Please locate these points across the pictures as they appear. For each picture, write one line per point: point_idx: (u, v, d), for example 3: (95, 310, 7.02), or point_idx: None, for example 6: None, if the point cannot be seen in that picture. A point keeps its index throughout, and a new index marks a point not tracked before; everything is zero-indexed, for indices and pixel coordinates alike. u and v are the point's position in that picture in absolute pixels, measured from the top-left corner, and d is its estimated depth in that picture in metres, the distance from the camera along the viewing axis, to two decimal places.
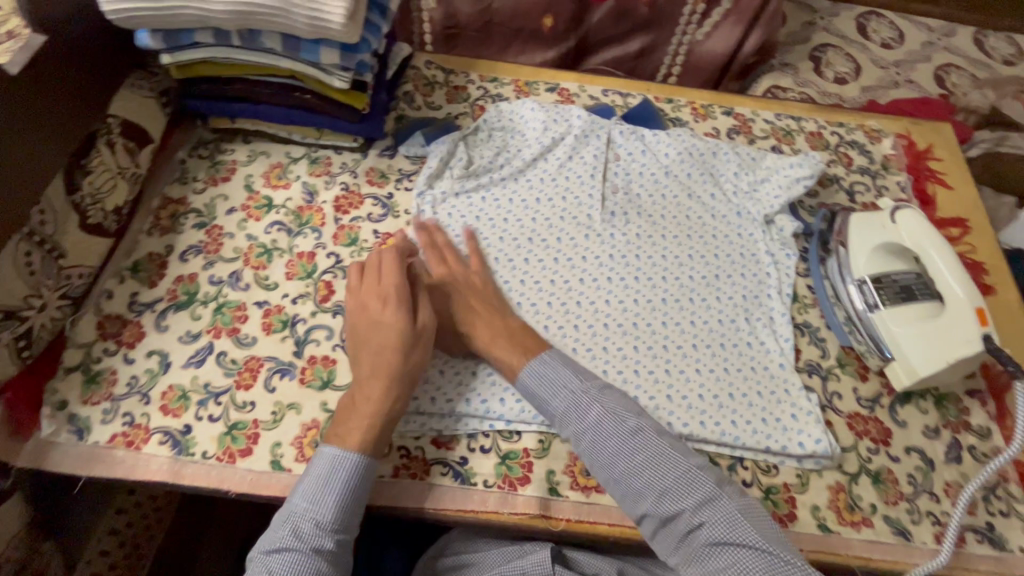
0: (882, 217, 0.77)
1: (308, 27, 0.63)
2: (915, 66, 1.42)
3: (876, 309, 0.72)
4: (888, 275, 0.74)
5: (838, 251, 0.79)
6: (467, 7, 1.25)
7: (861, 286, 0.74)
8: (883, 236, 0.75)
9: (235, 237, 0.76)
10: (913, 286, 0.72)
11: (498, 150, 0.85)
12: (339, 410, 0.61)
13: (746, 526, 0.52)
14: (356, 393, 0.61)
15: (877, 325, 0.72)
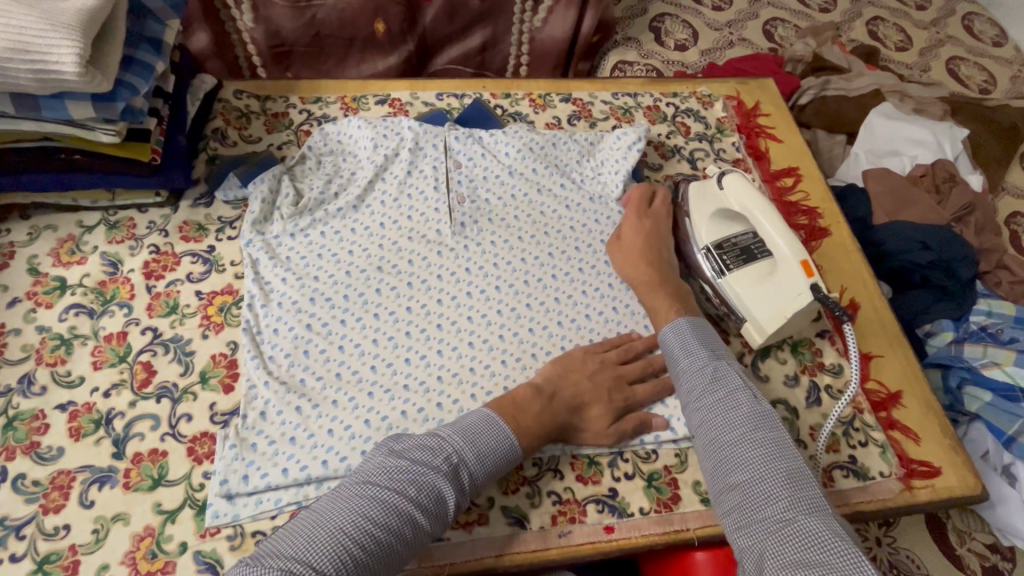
0: (712, 185, 0.79)
1: (37, 82, 0.54)
2: (745, 24, 1.49)
3: (723, 274, 0.74)
4: (728, 239, 0.76)
5: (684, 222, 0.80)
6: (289, 22, 1.16)
7: (707, 252, 0.76)
8: (715, 204, 0.77)
9: (21, 333, 0.65)
10: (752, 247, 0.75)
11: (329, 177, 0.79)
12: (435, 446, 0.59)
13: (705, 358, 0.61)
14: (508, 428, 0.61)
15: (726, 291, 0.74)
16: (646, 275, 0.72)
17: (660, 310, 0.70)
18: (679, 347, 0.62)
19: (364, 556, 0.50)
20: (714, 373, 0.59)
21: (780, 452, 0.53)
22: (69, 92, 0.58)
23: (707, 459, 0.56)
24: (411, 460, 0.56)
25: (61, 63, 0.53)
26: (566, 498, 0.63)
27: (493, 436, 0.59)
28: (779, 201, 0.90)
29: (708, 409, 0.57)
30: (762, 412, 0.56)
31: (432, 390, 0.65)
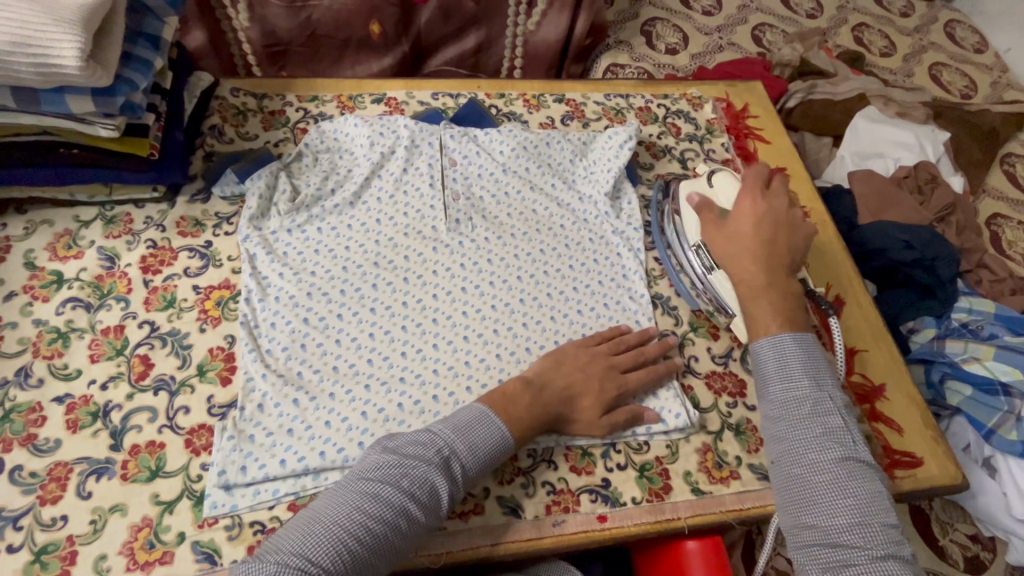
0: (704, 183, 0.80)
1: (38, 75, 0.55)
2: (734, 29, 1.52)
3: (714, 270, 0.75)
4: None
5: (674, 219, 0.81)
6: (284, 22, 1.16)
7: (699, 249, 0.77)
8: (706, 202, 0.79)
9: (18, 327, 0.65)
10: None
11: (326, 174, 0.79)
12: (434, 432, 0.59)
13: (795, 364, 0.57)
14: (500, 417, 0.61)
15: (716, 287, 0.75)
16: (756, 275, 0.63)
17: (760, 318, 0.61)
18: (778, 369, 0.57)
19: (361, 552, 0.50)
20: (811, 408, 0.54)
21: (873, 499, 0.50)
22: (69, 86, 0.58)
23: (781, 489, 0.54)
24: (403, 455, 0.56)
25: (63, 57, 0.54)
26: (560, 488, 0.64)
27: (488, 429, 0.59)
28: None
29: (795, 441, 0.54)
30: (857, 456, 0.52)
31: (427, 382, 0.66)
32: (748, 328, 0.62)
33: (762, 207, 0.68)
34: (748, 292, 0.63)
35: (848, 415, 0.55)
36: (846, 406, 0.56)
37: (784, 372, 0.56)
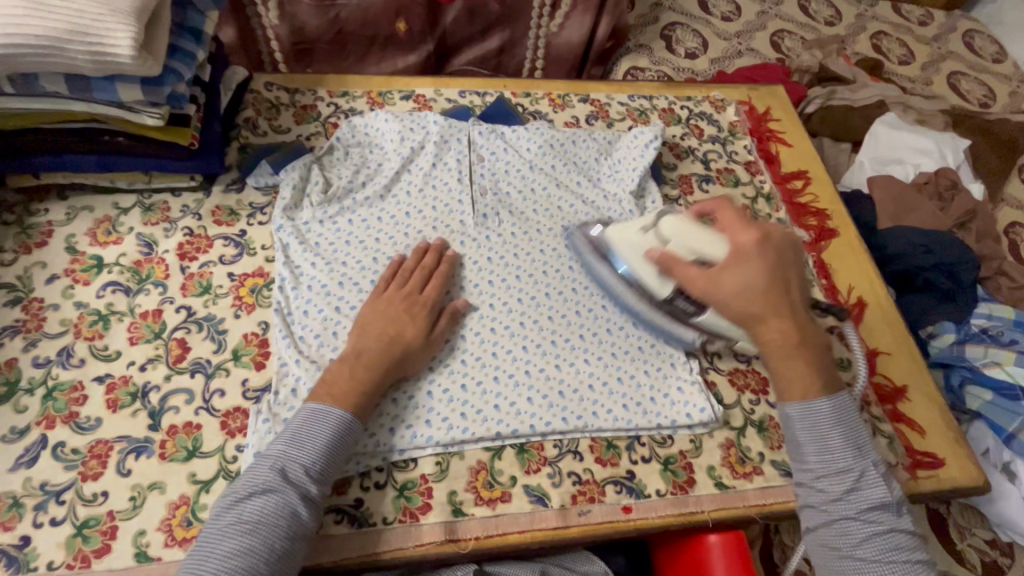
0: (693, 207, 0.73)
1: (92, 64, 0.57)
2: (753, 35, 1.53)
3: (701, 313, 0.68)
4: None
5: None
6: (313, 20, 1.19)
7: (674, 300, 0.69)
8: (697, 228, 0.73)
9: (60, 309, 0.67)
10: None
11: (357, 167, 0.81)
12: (330, 370, 0.61)
13: (830, 427, 0.59)
14: (364, 358, 0.61)
15: None
16: (777, 331, 0.61)
17: (793, 379, 0.61)
18: (816, 437, 0.59)
19: (248, 550, 0.49)
20: (856, 480, 0.57)
21: (914, 572, 0.54)
22: (119, 75, 0.60)
23: (822, 558, 0.57)
24: (317, 434, 0.56)
25: (117, 46, 0.56)
26: (586, 479, 0.65)
27: (314, 432, 0.56)
28: (790, 202, 0.93)
29: (843, 516, 0.56)
30: (899, 529, 0.56)
31: (455, 372, 0.67)
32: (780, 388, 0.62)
33: (769, 258, 0.63)
34: (772, 350, 0.62)
35: (890, 485, 0.58)
36: (888, 474, 0.59)
37: (822, 438, 0.59)
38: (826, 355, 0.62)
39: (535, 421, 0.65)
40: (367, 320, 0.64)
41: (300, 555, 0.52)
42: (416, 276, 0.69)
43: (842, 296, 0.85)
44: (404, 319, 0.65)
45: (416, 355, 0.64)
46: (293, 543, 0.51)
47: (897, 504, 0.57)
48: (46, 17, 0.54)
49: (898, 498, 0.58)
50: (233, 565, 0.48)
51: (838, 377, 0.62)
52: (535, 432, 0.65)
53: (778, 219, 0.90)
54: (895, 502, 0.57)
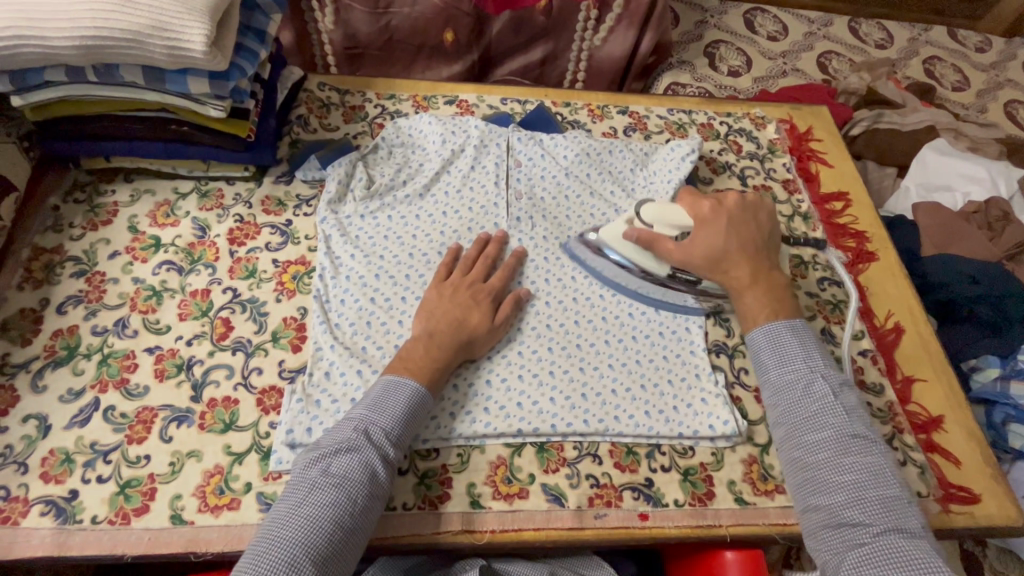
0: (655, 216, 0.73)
1: (168, 57, 0.62)
2: (799, 56, 1.52)
3: (701, 282, 0.74)
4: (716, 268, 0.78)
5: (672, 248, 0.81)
6: (365, 27, 1.24)
7: (674, 276, 0.74)
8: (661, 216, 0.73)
9: (119, 282, 0.71)
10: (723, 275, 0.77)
11: (399, 166, 0.85)
12: (405, 347, 0.65)
13: (787, 346, 0.65)
14: (432, 340, 0.65)
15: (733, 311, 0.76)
16: (739, 272, 0.70)
17: (750, 311, 0.69)
18: (774, 356, 0.65)
19: (338, 510, 0.52)
20: (805, 389, 0.62)
21: (873, 473, 0.56)
22: (191, 68, 0.65)
23: (792, 475, 0.60)
24: (391, 406, 0.59)
25: (191, 41, 0.61)
26: (603, 483, 0.65)
27: (398, 401, 0.60)
28: (827, 222, 0.91)
29: (798, 425, 0.61)
30: (852, 433, 0.59)
31: (483, 367, 0.69)
32: (745, 321, 0.69)
33: (737, 213, 0.72)
34: (736, 287, 0.70)
35: (843, 395, 0.61)
36: (840, 383, 0.62)
37: (777, 358, 0.65)
38: (784, 290, 0.70)
39: (556, 421, 0.66)
40: (434, 303, 0.69)
41: (376, 514, 0.56)
42: (477, 268, 0.73)
43: (877, 321, 0.83)
44: (468, 304, 0.69)
45: (481, 339, 0.67)
46: (372, 501, 0.55)
47: (850, 410, 0.60)
48: (131, 12, 0.60)
49: (851, 405, 0.61)
50: (323, 517, 0.52)
51: (797, 309, 0.69)
52: (555, 432, 0.66)
53: (814, 238, 0.89)
54: (845, 405, 0.60)
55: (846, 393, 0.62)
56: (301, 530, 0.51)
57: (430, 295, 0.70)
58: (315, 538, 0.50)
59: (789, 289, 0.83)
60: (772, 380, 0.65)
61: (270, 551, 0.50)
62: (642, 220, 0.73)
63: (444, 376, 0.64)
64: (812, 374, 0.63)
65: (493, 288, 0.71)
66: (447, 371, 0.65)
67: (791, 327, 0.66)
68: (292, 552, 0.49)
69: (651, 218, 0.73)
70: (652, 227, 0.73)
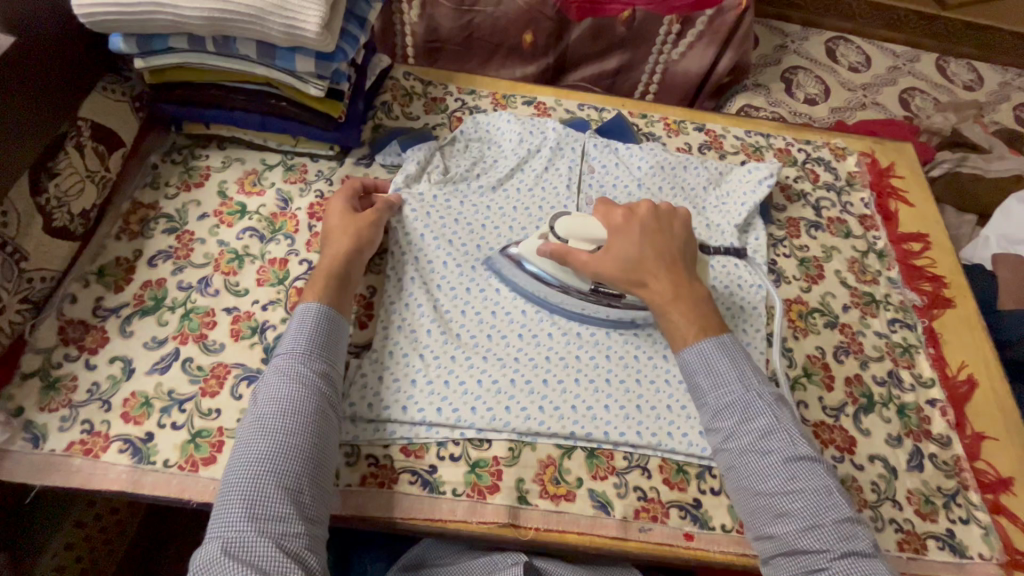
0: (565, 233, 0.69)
1: (284, 36, 0.65)
2: (881, 89, 1.48)
3: (625, 295, 0.69)
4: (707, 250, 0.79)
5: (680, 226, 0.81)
6: (448, 22, 1.26)
7: (595, 290, 0.70)
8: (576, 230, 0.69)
9: (205, 243, 0.75)
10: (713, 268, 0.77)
11: (475, 160, 0.86)
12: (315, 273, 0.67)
13: (719, 367, 0.62)
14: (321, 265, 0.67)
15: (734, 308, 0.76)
16: (659, 285, 0.66)
17: (677, 328, 0.65)
18: (707, 378, 0.62)
19: (281, 456, 0.53)
20: (743, 413, 0.60)
21: (821, 497, 0.55)
22: (301, 48, 0.69)
23: (739, 500, 0.59)
24: (320, 357, 0.60)
25: (308, 22, 0.64)
26: (650, 496, 0.64)
27: (325, 350, 0.61)
28: (904, 263, 0.88)
29: (739, 452, 0.59)
30: (796, 455, 0.57)
31: (539, 366, 0.69)
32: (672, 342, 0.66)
33: (651, 223, 0.69)
34: (659, 303, 0.66)
35: (779, 413, 0.59)
36: (775, 400, 0.60)
37: (711, 383, 0.62)
38: (708, 303, 0.67)
39: (609, 429, 0.66)
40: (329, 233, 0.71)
41: (326, 460, 0.56)
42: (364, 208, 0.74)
43: (949, 370, 0.79)
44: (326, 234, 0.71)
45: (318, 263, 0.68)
46: (318, 445, 0.55)
47: (788, 430, 0.58)
48: None
49: (789, 424, 0.59)
50: (268, 465, 0.52)
51: (722, 323, 0.66)
52: (607, 440, 0.66)
53: (888, 277, 0.86)
54: (783, 425, 0.58)
55: (783, 411, 0.60)
56: (251, 479, 0.51)
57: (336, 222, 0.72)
58: (264, 486, 0.51)
59: (858, 326, 0.80)
60: (707, 403, 0.62)
61: (260, 505, 0.50)
62: (557, 234, 0.69)
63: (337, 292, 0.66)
64: (744, 396, 0.60)
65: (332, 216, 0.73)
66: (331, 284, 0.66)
67: (721, 345, 0.63)
68: (247, 506, 0.50)
69: (565, 232, 0.69)
70: (566, 241, 0.69)
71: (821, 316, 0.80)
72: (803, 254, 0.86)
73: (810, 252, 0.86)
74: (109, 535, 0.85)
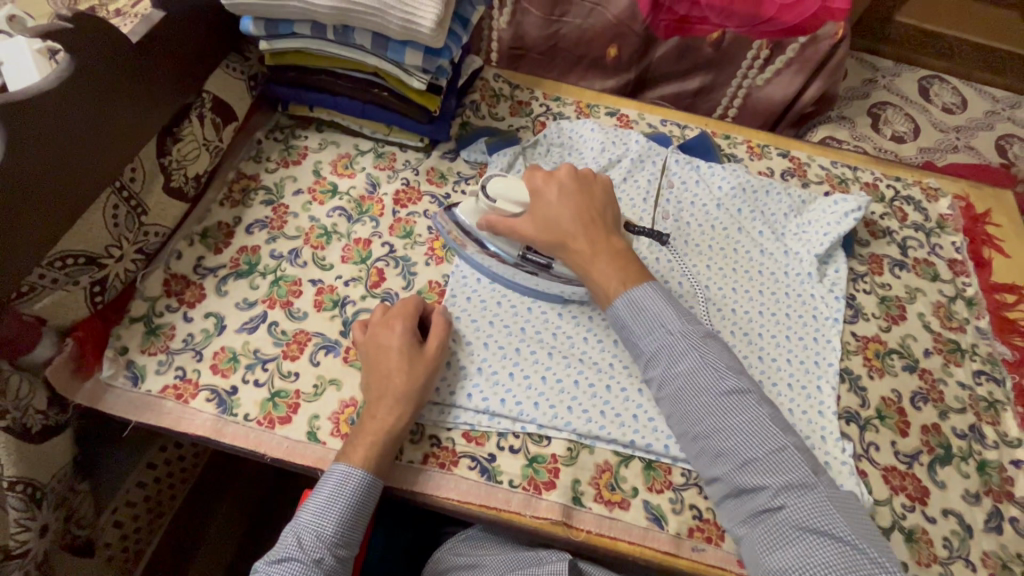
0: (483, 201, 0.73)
1: (401, 29, 0.70)
2: (976, 134, 1.41)
3: (553, 263, 0.72)
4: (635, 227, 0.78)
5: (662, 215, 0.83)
6: (535, 31, 1.29)
7: (526, 256, 0.73)
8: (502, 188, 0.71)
9: (298, 217, 0.79)
10: (687, 258, 0.80)
11: (555, 165, 0.87)
12: (372, 394, 0.62)
13: (643, 313, 0.64)
14: (371, 410, 0.61)
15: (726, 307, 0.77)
16: (579, 244, 0.68)
17: (603, 287, 0.67)
18: (635, 323, 0.65)
19: None
20: (671, 358, 0.63)
21: (753, 432, 0.57)
22: (412, 42, 0.73)
23: (687, 447, 0.62)
24: (358, 498, 0.58)
25: (425, 19, 0.68)
26: (706, 517, 0.63)
27: (363, 500, 0.58)
28: (995, 314, 0.84)
29: (671, 397, 0.62)
30: (725, 395, 0.59)
31: (603, 371, 0.69)
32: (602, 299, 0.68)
33: (574, 215, 0.68)
34: (587, 267, 0.68)
35: (705, 352, 0.62)
36: (700, 339, 0.63)
37: (642, 331, 0.65)
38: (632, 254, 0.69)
39: (670, 443, 0.65)
40: (389, 347, 0.64)
41: None
42: (429, 348, 0.65)
43: None
44: (386, 348, 0.64)
45: (379, 382, 0.62)
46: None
47: (713, 368, 0.61)
48: None
49: (711, 363, 0.61)
50: None
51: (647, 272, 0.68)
52: (667, 454, 0.65)
53: (976, 326, 0.82)
54: (708, 365, 0.61)
55: (708, 351, 0.62)
56: None
57: (393, 336, 0.65)
58: None
59: (940, 374, 0.77)
60: (640, 350, 0.65)
61: None
62: (485, 194, 0.72)
63: (390, 445, 0.60)
64: (672, 341, 0.63)
65: (401, 325, 0.66)
66: (394, 445, 0.61)
67: (645, 291, 0.65)
68: None
69: (495, 192, 0.71)
70: (495, 202, 0.71)
71: (899, 357, 0.77)
72: (884, 292, 0.83)
73: (893, 291, 0.83)
74: (175, 479, 0.91)
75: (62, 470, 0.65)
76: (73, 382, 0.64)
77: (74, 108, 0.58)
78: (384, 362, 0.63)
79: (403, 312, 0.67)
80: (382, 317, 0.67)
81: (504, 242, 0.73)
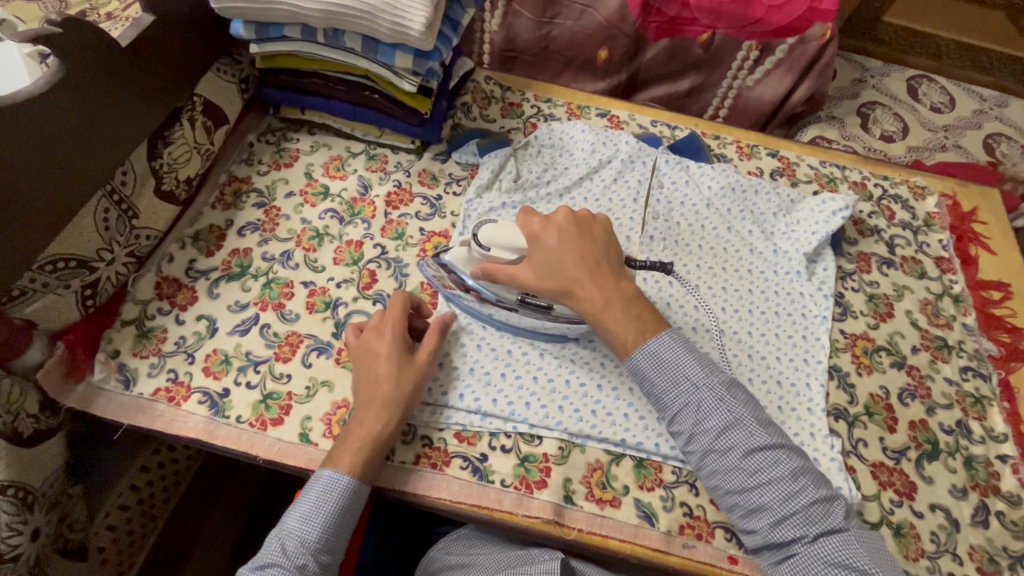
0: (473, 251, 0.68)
1: (390, 32, 0.70)
2: (964, 132, 1.42)
3: (554, 307, 0.68)
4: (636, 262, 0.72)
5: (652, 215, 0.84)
6: (526, 33, 1.30)
7: (524, 301, 0.68)
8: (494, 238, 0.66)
9: (290, 220, 0.80)
10: (677, 258, 0.81)
11: (546, 166, 0.88)
12: (360, 399, 0.63)
13: (668, 369, 0.62)
14: (357, 417, 0.61)
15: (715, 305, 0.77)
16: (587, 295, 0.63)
17: (617, 337, 0.63)
18: (659, 377, 0.62)
19: None
20: (698, 412, 0.60)
21: (785, 484, 0.56)
22: (402, 45, 0.73)
23: (716, 497, 0.61)
24: (346, 501, 0.58)
25: (414, 22, 0.68)
26: (697, 514, 0.64)
27: (351, 503, 0.58)
28: (982, 310, 0.84)
29: (701, 454, 0.60)
30: (756, 449, 0.58)
31: (594, 371, 0.70)
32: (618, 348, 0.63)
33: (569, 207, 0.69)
34: (591, 313, 0.64)
35: (731, 402, 0.60)
36: (724, 390, 0.60)
37: (667, 387, 0.62)
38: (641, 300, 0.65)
39: (660, 442, 0.66)
40: (376, 356, 0.64)
41: None
42: (416, 355, 0.65)
43: None
44: (372, 357, 0.65)
45: (366, 392, 0.63)
46: None
47: (742, 421, 0.59)
48: None
49: (738, 417, 0.59)
50: None
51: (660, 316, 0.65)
52: (657, 452, 0.66)
53: (963, 323, 0.83)
54: (735, 420, 0.59)
55: (735, 402, 0.60)
56: None
57: (378, 345, 0.65)
58: None
59: (927, 370, 0.78)
60: (665, 405, 0.62)
61: None
62: (477, 243, 0.67)
63: (379, 450, 0.61)
64: (697, 396, 0.60)
65: (388, 333, 0.66)
66: (383, 450, 0.61)
67: (669, 341, 0.62)
68: None
69: (487, 240, 0.66)
70: (487, 251, 0.66)
71: (887, 354, 0.78)
72: (872, 290, 0.84)
73: (881, 289, 0.84)
74: (167, 482, 0.91)
75: (53, 473, 0.65)
76: (65, 385, 0.64)
77: (64, 114, 0.58)
78: (372, 369, 0.64)
79: (390, 318, 0.67)
80: (369, 325, 0.67)
81: (500, 289, 0.68)
